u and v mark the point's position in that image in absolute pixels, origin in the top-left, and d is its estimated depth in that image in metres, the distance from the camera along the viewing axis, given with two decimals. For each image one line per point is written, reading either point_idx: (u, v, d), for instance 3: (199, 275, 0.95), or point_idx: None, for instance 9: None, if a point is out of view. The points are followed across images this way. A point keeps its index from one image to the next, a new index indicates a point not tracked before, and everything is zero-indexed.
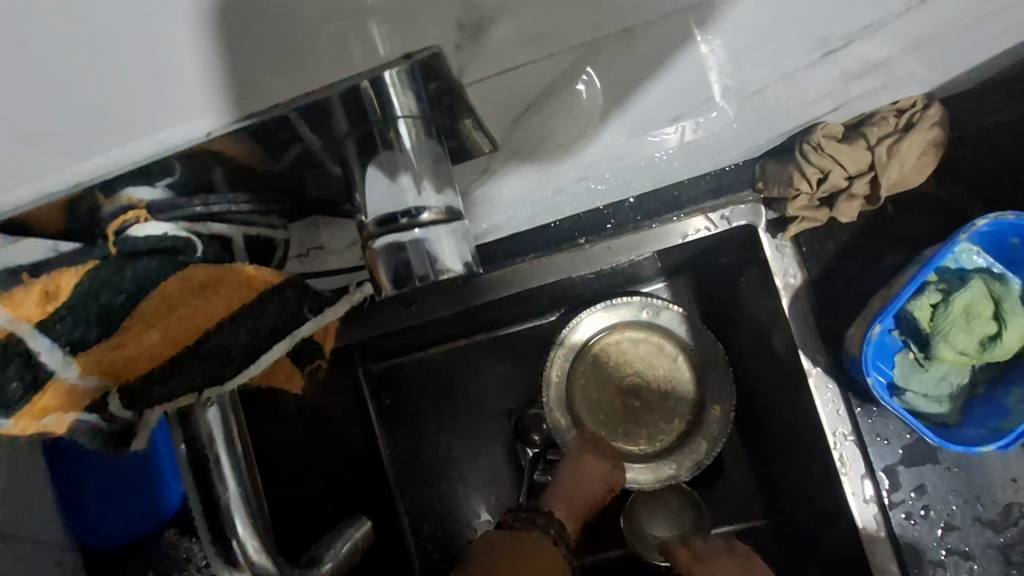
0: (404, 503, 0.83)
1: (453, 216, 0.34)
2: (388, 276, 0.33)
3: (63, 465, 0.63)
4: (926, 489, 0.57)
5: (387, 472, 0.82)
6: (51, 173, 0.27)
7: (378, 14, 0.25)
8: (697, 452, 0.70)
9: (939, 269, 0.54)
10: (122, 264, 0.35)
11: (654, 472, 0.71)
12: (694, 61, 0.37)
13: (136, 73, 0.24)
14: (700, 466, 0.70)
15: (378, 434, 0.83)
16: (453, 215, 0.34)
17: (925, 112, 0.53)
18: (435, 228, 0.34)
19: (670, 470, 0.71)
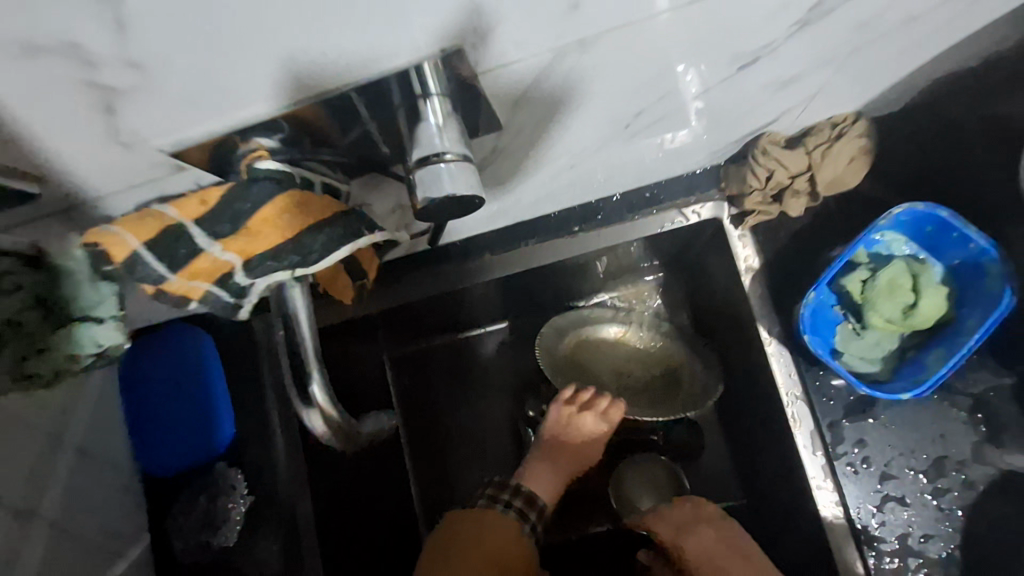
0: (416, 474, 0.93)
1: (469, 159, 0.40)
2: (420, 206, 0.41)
3: (136, 404, 0.77)
4: (867, 443, 0.67)
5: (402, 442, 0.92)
6: (154, 137, 0.34)
7: (424, 31, 0.32)
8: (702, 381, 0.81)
9: (872, 253, 0.67)
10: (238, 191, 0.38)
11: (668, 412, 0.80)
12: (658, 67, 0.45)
13: (233, 73, 0.31)
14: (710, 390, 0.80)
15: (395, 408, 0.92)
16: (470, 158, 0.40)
17: (854, 125, 0.65)
18: (455, 167, 0.40)
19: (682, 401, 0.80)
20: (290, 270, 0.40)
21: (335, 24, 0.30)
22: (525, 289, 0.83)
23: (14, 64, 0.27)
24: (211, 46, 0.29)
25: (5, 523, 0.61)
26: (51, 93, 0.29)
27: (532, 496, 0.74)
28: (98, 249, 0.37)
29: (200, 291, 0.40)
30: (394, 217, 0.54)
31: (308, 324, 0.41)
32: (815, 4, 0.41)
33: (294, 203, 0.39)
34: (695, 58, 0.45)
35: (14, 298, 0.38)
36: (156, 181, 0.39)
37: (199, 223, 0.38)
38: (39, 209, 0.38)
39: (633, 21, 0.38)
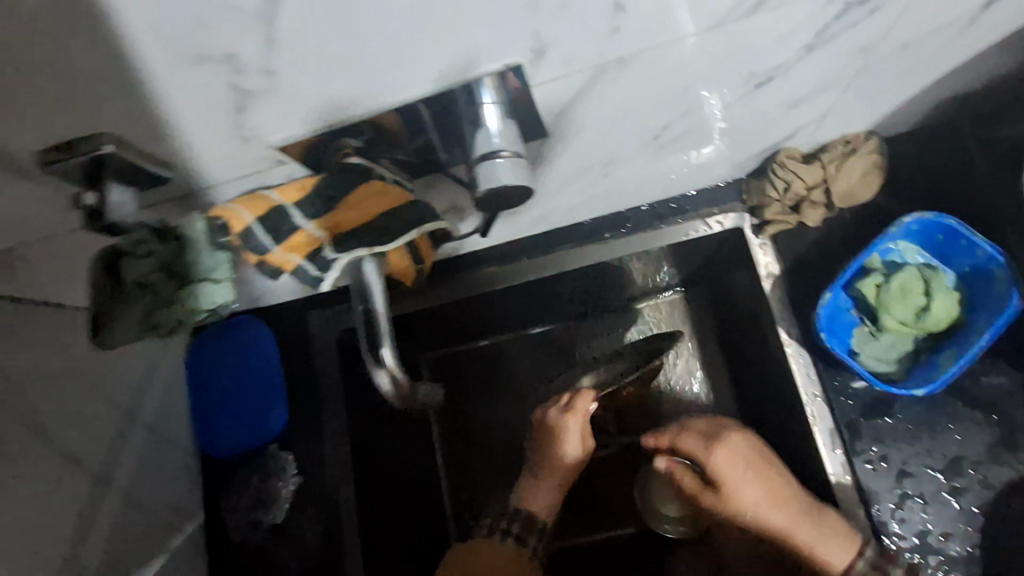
0: (446, 476, 0.96)
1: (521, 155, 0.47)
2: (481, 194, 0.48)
3: (196, 389, 0.84)
4: (885, 442, 0.71)
5: (435, 443, 0.96)
6: (268, 133, 0.42)
7: (488, 53, 0.39)
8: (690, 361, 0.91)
9: (886, 261, 0.71)
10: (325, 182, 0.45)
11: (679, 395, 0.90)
12: (679, 90, 0.52)
13: (338, 82, 0.39)
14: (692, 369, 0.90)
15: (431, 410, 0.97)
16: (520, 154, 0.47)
17: (865, 143, 0.71)
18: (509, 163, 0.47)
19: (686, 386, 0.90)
20: (368, 248, 0.48)
21: (420, 45, 0.37)
22: (554, 298, 0.88)
23: (183, 69, 0.35)
24: (322, 61, 0.36)
25: (87, 486, 0.66)
26: (203, 93, 0.37)
27: (529, 519, 0.77)
28: (220, 223, 0.45)
29: (293, 263, 0.47)
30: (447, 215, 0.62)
31: (382, 296, 0.48)
32: (820, 31, 0.48)
33: (374, 191, 0.47)
34: (715, 76, 0.51)
35: (146, 263, 0.44)
36: (261, 173, 0.47)
37: (299, 206, 0.46)
38: (170, 190, 0.46)
39: (662, 45, 0.44)
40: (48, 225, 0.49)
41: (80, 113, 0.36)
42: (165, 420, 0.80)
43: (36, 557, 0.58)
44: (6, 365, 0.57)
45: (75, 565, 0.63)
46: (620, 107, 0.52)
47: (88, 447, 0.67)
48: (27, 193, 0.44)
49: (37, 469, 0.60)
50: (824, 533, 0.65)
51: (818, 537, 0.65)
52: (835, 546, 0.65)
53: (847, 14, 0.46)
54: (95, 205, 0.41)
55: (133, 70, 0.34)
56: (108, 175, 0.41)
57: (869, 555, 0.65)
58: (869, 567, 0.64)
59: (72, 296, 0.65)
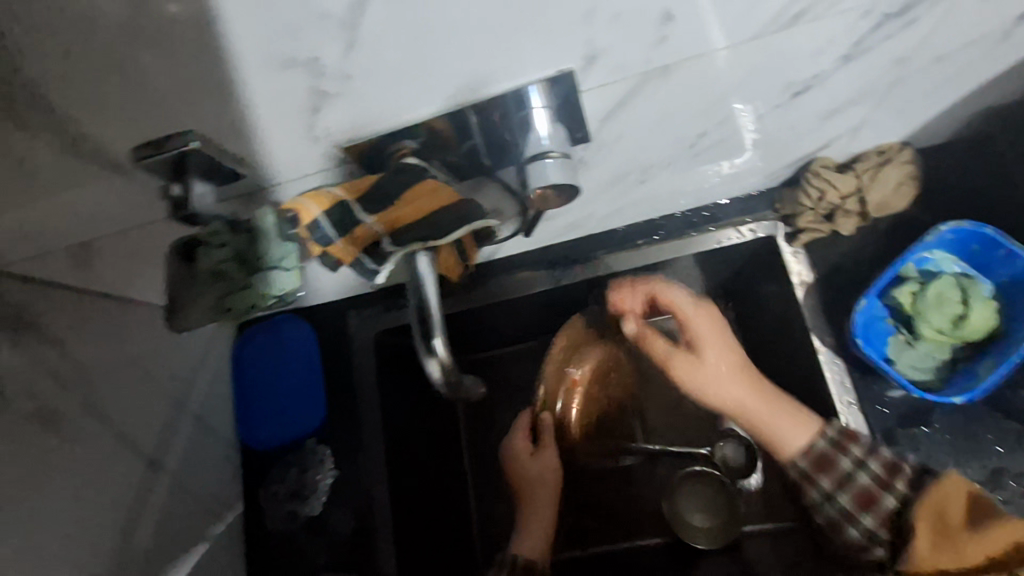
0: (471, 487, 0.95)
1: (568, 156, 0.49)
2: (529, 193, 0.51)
3: (238, 383, 0.87)
4: (922, 450, 0.71)
5: (461, 451, 0.95)
6: (336, 133, 0.46)
7: (543, 60, 0.42)
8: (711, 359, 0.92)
9: (921, 270, 0.72)
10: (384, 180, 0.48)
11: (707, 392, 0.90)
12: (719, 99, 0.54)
13: (404, 86, 0.42)
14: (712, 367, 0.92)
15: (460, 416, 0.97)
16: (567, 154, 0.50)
17: (900, 153, 0.72)
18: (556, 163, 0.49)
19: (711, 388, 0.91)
20: (422, 242, 0.51)
21: (483, 51, 0.40)
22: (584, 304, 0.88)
23: (269, 72, 0.38)
24: (393, 66, 0.40)
25: (141, 469, 0.69)
26: (283, 95, 0.41)
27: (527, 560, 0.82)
28: (290, 216, 0.48)
29: (353, 256, 0.51)
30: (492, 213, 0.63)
31: (434, 291, 0.51)
32: (855, 43, 0.50)
33: (427, 189, 0.49)
34: (754, 86, 0.53)
35: (220, 252, 0.48)
36: (327, 171, 0.50)
37: (359, 202, 0.48)
38: (243, 184, 0.49)
39: (705, 55, 0.47)
40: (131, 218, 0.54)
41: (170, 112, 0.41)
42: (210, 413, 0.83)
43: (94, 534, 0.62)
44: (74, 351, 0.62)
45: (128, 544, 0.66)
46: (662, 114, 0.55)
47: (144, 432, 0.70)
48: (117, 186, 0.48)
49: (98, 452, 0.63)
50: (788, 412, 0.72)
51: (775, 419, 0.72)
52: (792, 430, 0.72)
53: (883, 26, 0.48)
54: (182, 196, 0.46)
55: (227, 71, 0.38)
56: (191, 171, 0.45)
57: (829, 432, 0.70)
58: (830, 446, 0.70)
59: (135, 288, 0.69)
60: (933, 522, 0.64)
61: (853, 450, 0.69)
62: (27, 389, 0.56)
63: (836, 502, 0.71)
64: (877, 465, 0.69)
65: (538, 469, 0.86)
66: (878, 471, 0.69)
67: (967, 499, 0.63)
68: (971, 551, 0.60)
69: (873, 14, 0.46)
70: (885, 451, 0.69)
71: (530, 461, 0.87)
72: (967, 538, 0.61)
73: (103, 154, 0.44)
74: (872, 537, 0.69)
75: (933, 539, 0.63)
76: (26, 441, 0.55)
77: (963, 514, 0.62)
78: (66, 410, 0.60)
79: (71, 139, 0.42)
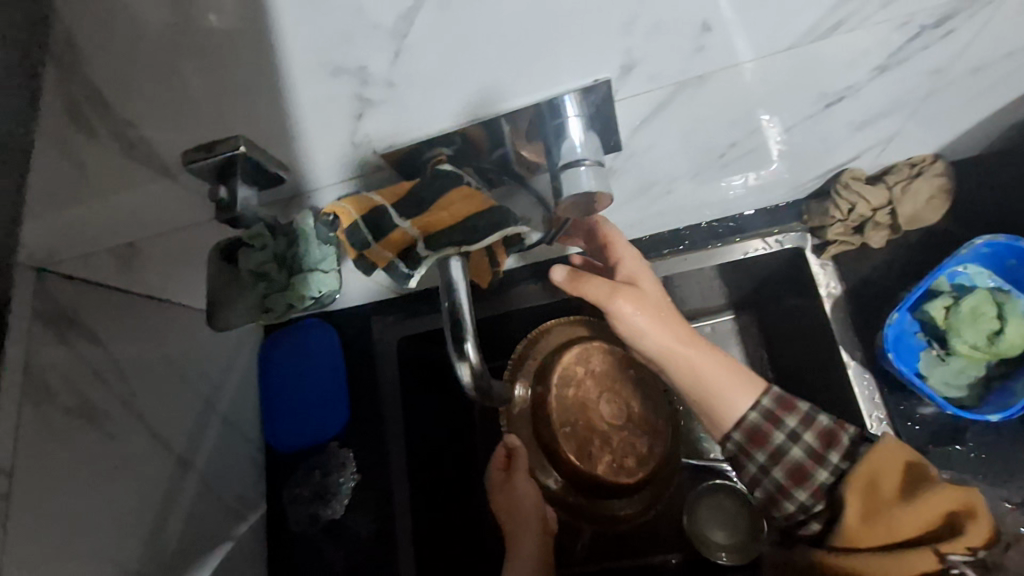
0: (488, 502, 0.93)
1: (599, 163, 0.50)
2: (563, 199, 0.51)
3: (265, 386, 0.89)
4: (955, 470, 0.70)
5: (479, 464, 0.93)
6: (376, 141, 0.47)
7: (579, 71, 0.43)
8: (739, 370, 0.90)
9: (954, 284, 0.71)
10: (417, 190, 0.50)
11: None
12: (748, 111, 0.55)
13: (444, 96, 0.43)
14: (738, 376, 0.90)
15: (477, 429, 0.94)
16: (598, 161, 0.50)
17: (932, 165, 0.71)
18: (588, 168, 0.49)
19: None
20: (456, 246, 0.51)
21: (521, 62, 0.41)
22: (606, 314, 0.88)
23: (317, 80, 0.40)
24: (435, 77, 0.41)
25: (171, 465, 0.71)
26: (328, 102, 0.42)
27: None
28: (331, 219, 0.50)
29: (388, 260, 0.52)
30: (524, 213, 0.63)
31: (469, 297, 0.51)
32: (892, 53, 0.50)
33: (463, 195, 0.49)
34: (786, 98, 0.54)
35: (261, 255, 0.49)
36: (364, 177, 0.52)
37: (394, 206, 0.50)
38: (281, 191, 0.52)
39: (738, 65, 0.47)
40: (173, 220, 0.56)
41: (222, 116, 0.42)
42: (238, 413, 0.84)
43: (125, 527, 0.63)
44: (113, 347, 0.64)
45: (157, 539, 0.67)
46: (691, 125, 0.55)
47: (175, 429, 0.72)
48: (164, 188, 0.50)
49: (131, 447, 0.65)
50: (728, 381, 0.68)
51: (703, 379, 0.68)
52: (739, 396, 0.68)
53: (920, 37, 0.48)
54: (227, 200, 0.47)
55: (279, 79, 0.40)
56: (236, 176, 0.46)
57: (768, 402, 0.67)
58: (763, 419, 0.67)
59: (172, 288, 0.71)
60: (861, 487, 0.59)
61: (789, 422, 0.66)
62: (69, 383, 0.58)
63: (772, 478, 0.66)
64: (806, 434, 0.65)
65: (526, 493, 0.79)
66: (813, 442, 0.65)
67: (899, 465, 0.58)
68: (901, 520, 0.55)
69: (911, 24, 0.46)
70: (819, 419, 0.66)
71: (516, 484, 0.79)
72: (898, 507, 0.55)
73: (154, 156, 0.46)
74: (807, 511, 0.64)
75: (863, 507, 0.58)
76: (66, 433, 0.57)
77: (900, 483, 0.57)
78: (103, 404, 0.62)
79: (126, 141, 0.44)
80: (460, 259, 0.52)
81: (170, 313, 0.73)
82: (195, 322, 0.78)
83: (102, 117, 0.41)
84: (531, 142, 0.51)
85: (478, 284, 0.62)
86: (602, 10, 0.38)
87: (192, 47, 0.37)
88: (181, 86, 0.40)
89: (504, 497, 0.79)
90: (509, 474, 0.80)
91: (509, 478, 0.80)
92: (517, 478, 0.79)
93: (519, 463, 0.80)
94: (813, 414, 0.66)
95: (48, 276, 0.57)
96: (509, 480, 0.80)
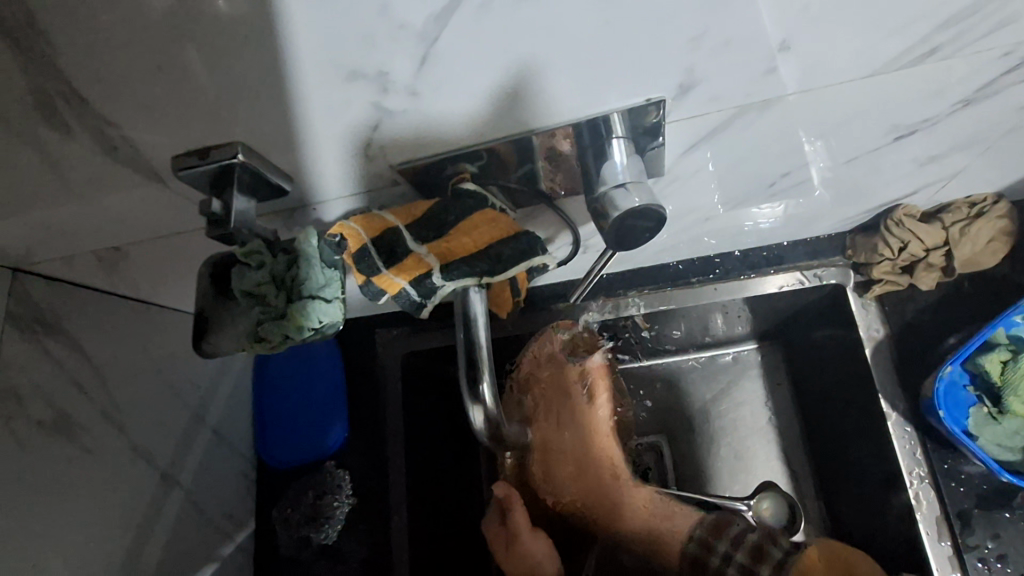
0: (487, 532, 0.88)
1: (640, 181, 0.43)
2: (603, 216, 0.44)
3: (258, 397, 0.83)
4: (1003, 539, 0.65)
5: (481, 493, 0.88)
6: (392, 154, 0.42)
7: (632, 89, 0.38)
8: (761, 406, 0.85)
9: (1011, 335, 0.66)
10: (439, 216, 0.45)
11: (752, 427, 0.84)
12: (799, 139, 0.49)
13: (476, 109, 0.38)
14: (759, 413, 0.84)
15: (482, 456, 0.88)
16: (641, 179, 0.44)
17: (994, 206, 0.67)
18: (629, 186, 0.43)
19: (752, 428, 0.84)
20: (478, 276, 0.46)
21: (570, 76, 0.36)
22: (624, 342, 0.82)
23: (334, 83, 0.35)
24: (470, 87, 0.36)
25: (155, 484, 0.65)
26: (342, 108, 0.37)
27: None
28: (338, 240, 0.45)
29: (398, 287, 0.46)
30: (549, 227, 0.58)
31: (486, 330, 0.47)
32: (982, 85, 0.44)
33: (487, 218, 0.46)
34: (854, 127, 0.48)
35: (258, 275, 0.45)
36: (377, 192, 0.47)
37: (410, 228, 0.46)
38: (283, 202, 0.47)
39: (811, 90, 0.41)
40: (162, 226, 0.50)
41: (221, 118, 0.37)
42: (228, 426, 0.79)
43: (102, 554, 0.57)
44: (96, 356, 0.58)
45: (135, 566, 0.61)
46: (743, 153, 0.50)
47: (160, 443, 0.66)
48: (152, 192, 0.44)
49: (114, 465, 0.59)
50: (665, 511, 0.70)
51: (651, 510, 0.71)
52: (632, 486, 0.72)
53: (1018, 69, 0.43)
54: (222, 213, 0.42)
55: (289, 79, 0.34)
56: (233, 186, 0.41)
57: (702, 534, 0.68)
58: (699, 546, 0.67)
59: (163, 295, 0.66)
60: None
61: (721, 545, 0.66)
62: (43, 394, 0.52)
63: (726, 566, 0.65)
64: (736, 554, 0.64)
65: (543, 553, 0.64)
66: (743, 559, 0.64)
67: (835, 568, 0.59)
68: None
69: (1013, 55, 0.41)
70: (750, 534, 0.66)
71: (529, 544, 0.64)
72: None
73: (142, 159, 0.40)
74: None
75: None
76: (40, 451, 0.51)
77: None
78: (83, 419, 0.56)
79: (107, 141, 0.38)
80: (481, 290, 0.47)
81: (160, 319, 0.68)
82: (187, 329, 0.72)
83: (81, 113, 0.36)
84: (566, 163, 0.46)
85: (497, 313, 0.57)
86: (671, 22, 0.33)
87: (188, 39, 0.31)
88: (175, 81, 0.34)
89: (514, 564, 0.64)
90: (517, 535, 0.64)
91: (517, 540, 0.64)
92: (526, 538, 0.64)
93: (518, 519, 0.64)
94: (744, 533, 0.66)
95: (24, 274, 0.53)
96: (516, 540, 0.64)
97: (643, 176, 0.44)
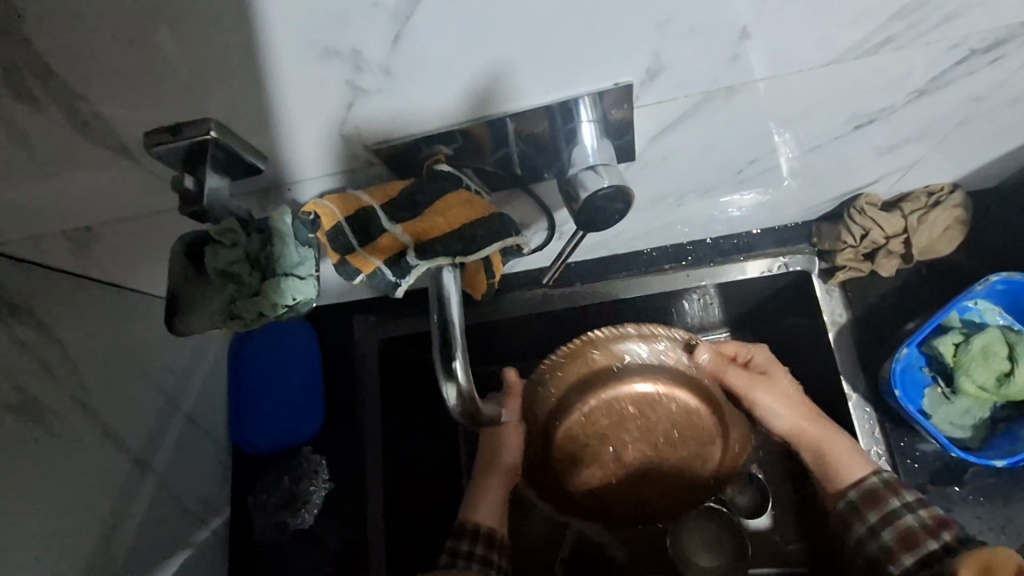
0: None
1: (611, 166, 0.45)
2: (574, 201, 0.45)
3: (235, 378, 0.83)
4: (952, 512, 0.70)
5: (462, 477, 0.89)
6: (366, 136, 0.42)
7: (599, 74, 0.39)
8: None
9: (964, 319, 0.70)
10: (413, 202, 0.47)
11: None
12: (761, 128, 0.51)
13: (448, 89, 0.38)
14: None
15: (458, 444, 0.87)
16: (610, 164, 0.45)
17: (951, 195, 0.70)
18: (599, 171, 0.44)
19: None
20: (450, 257, 0.46)
21: (539, 58, 0.37)
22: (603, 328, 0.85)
23: (307, 61, 0.35)
24: (442, 69, 0.36)
25: (129, 467, 0.64)
26: (314, 89, 0.37)
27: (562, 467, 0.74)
28: (312, 218, 0.46)
29: (373, 267, 0.46)
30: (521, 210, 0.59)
31: (459, 307, 0.48)
32: (934, 77, 0.47)
33: (462, 200, 0.47)
34: (820, 113, 0.50)
35: (231, 253, 0.45)
36: (352, 172, 0.47)
37: (384, 208, 0.47)
38: (259, 181, 0.47)
39: (775, 76, 0.43)
40: (131, 206, 0.50)
41: (193, 96, 0.37)
42: (205, 411, 0.78)
43: (74, 537, 0.56)
44: (65, 339, 0.57)
45: (108, 549, 0.60)
46: (711, 141, 0.52)
47: (133, 426, 0.65)
48: (124, 171, 0.44)
49: (84, 447, 0.58)
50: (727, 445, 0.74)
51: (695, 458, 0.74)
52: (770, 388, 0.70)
53: (969, 61, 0.45)
54: (194, 189, 0.42)
55: (262, 57, 0.35)
56: (206, 164, 0.41)
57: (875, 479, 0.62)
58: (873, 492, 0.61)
59: (136, 277, 0.65)
60: None
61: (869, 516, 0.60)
62: (9, 376, 0.50)
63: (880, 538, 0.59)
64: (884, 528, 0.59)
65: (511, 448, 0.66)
66: (891, 538, 0.58)
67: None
68: None
69: (962, 47, 0.43)
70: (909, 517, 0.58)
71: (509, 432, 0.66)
72: None
73: (113, 136, 0.40)
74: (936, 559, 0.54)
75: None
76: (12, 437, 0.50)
77: None
78: (51, 401, 0.54)
79: (78, 117, 0.38)
80: (455, 271, 0.48)
81: (133, 305, 0.68)
82: (161, 314, 0.72)
83: (49, 89, 0.35)
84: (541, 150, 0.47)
85: (471, 294, 0.57)
86: (641, 8, 0.34)
87: (160, 17, 0.31)
88: (147, 58, 0.34)
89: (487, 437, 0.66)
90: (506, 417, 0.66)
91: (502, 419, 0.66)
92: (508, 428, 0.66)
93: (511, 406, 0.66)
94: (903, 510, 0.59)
95: None
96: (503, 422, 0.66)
97: (611, 161, 0.45)
